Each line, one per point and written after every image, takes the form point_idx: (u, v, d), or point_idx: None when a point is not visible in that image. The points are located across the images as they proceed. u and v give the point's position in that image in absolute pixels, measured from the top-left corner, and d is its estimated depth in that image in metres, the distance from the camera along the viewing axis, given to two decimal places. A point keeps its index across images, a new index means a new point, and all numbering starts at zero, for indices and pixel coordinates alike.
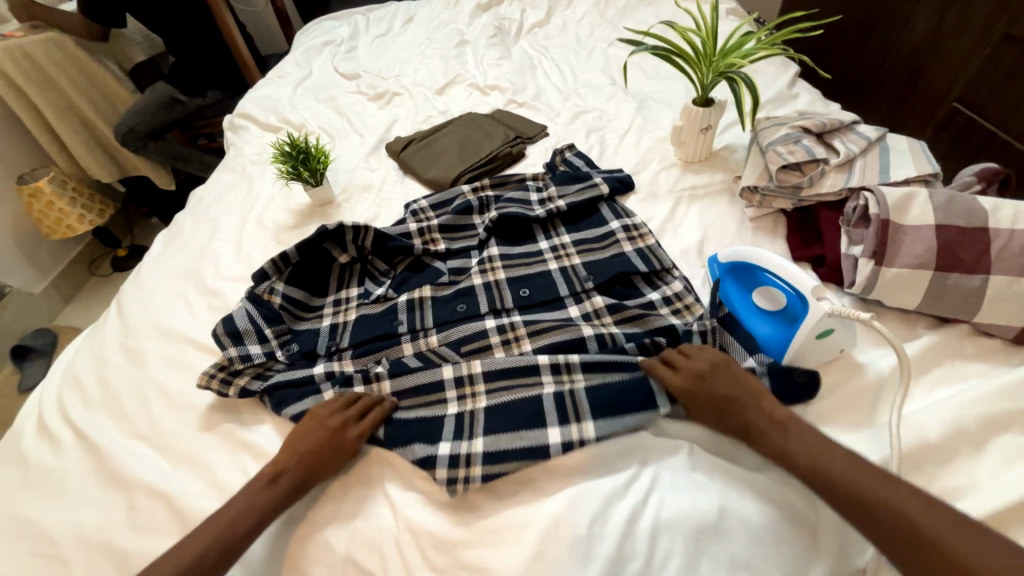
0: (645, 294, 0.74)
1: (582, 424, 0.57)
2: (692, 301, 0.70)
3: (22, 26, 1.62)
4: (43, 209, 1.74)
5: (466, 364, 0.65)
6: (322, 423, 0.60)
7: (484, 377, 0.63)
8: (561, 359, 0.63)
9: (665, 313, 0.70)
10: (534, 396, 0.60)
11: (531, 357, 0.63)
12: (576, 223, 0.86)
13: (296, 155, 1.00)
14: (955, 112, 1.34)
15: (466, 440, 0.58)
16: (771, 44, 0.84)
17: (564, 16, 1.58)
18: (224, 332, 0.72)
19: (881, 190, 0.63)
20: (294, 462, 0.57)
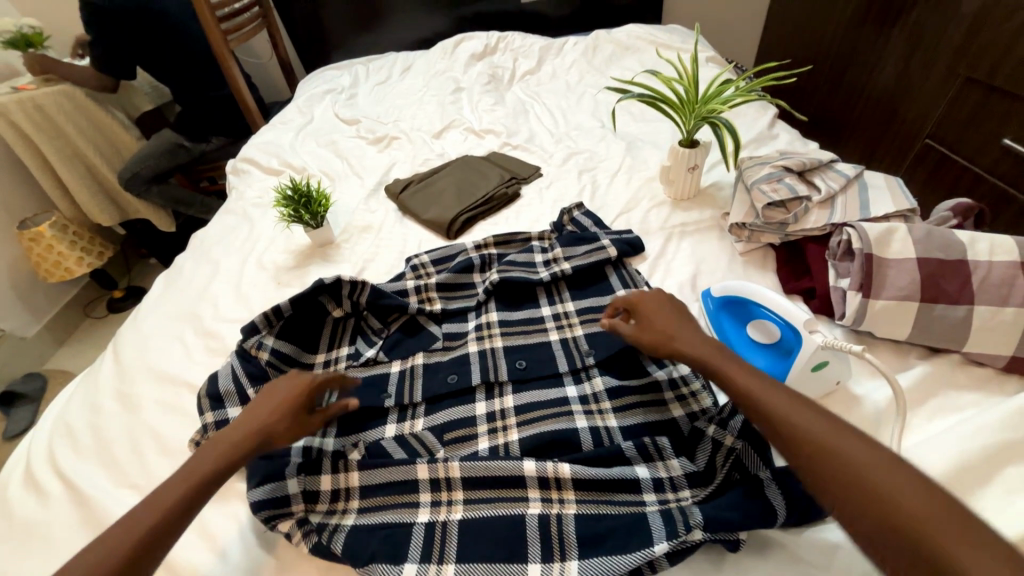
0: (652, 371, 0.69)
1: (567, 562, 0.51)
2: (699, 390, 0.65)
3: (36, 79, 1.69)
4: (41, 252, 1.75)
5: (443, 466, 0.60)
6: (279, 385, 0.63)
7: (463, 483, 0.59)
8: (550, 467, 0.57)
9: (670, 401, 0.64)
10: (517, 517, 0.55)
11: (517, 464, 0.58)
12: (581, 288, 0.84)
13: (298, 199, 1.03)
14: (928, 147, 1.40)
15: (435, 563, 0.53)
16: (748, 92, 0.90)
17: (554, 65, 1.67)
18: (208, 394, 0.71)
19: (862, 225, 0.66)
20: (250, 424, 0.59)
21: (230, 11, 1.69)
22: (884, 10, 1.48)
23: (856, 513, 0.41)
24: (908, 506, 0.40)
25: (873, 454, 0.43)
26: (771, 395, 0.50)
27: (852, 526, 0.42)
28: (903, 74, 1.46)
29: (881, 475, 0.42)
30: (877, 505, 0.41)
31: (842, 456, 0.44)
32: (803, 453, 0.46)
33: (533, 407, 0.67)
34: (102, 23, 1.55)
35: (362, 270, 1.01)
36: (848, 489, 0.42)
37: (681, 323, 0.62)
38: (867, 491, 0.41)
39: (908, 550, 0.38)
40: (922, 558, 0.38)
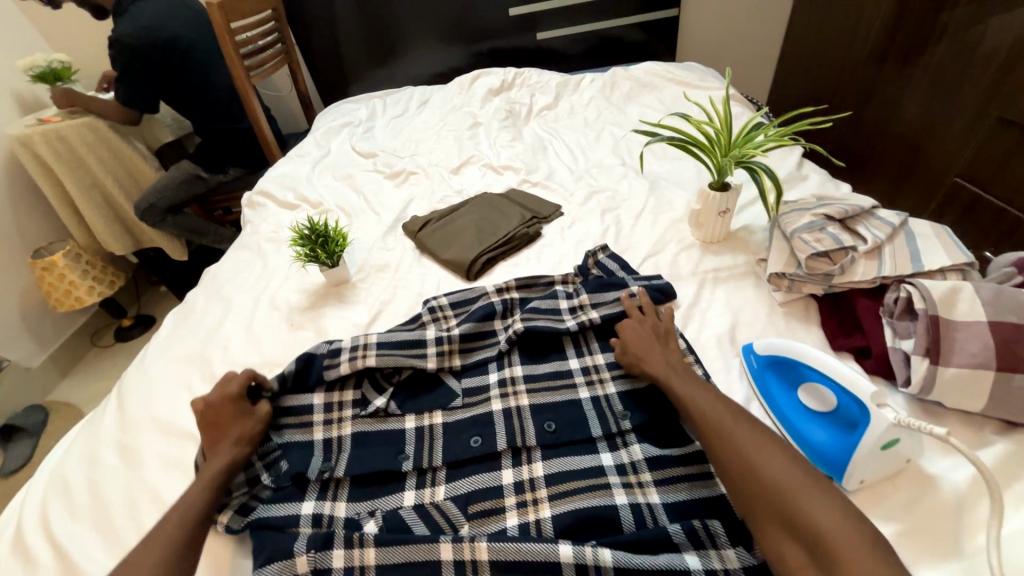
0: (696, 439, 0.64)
1: None
2: None
3: (61, 112, 1.72)
4: (53, 281, 1.74)
5: (469, 545, 0.54)
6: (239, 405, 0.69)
7: (490, 567, 0.53)
8: (588, 551, 0.52)
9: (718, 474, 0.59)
10: None
11: (551, 546, 0.52)
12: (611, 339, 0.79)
13: (314, 238, 1.00)
14: (959, 186, 1.36)
15: None
16: (781, 136, 0.87)
17: (572, 101, 1.67)
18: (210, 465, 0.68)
19: (923, 283, 0.61)
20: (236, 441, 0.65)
21: (253, 48, 1.73)
22: (905, 50, 1.48)
23: (741, 485, 0.51)
24: (783, 481, 0.50)
25: (763, 443, 0.54)
26: (706, 403, 0.59)
27: (735, 495, 0.52)
28: (926, 111, 1.44)
29: (766, 457, 0.52)
30: (758, 481, 0.51)
31: (738, 442, 0.54)
32: (710, 439, 0.56)
33: (565, 477, 0.61)
34: (129, 60, 1.58)
35: (378, 314, 0.97)
36: (734, 468, 0.53)
37: (650, 342, 0.70)
38: (752, 470, 0.51)
39: (776, 514, 0.48)
40: (787, 521, 0.47)
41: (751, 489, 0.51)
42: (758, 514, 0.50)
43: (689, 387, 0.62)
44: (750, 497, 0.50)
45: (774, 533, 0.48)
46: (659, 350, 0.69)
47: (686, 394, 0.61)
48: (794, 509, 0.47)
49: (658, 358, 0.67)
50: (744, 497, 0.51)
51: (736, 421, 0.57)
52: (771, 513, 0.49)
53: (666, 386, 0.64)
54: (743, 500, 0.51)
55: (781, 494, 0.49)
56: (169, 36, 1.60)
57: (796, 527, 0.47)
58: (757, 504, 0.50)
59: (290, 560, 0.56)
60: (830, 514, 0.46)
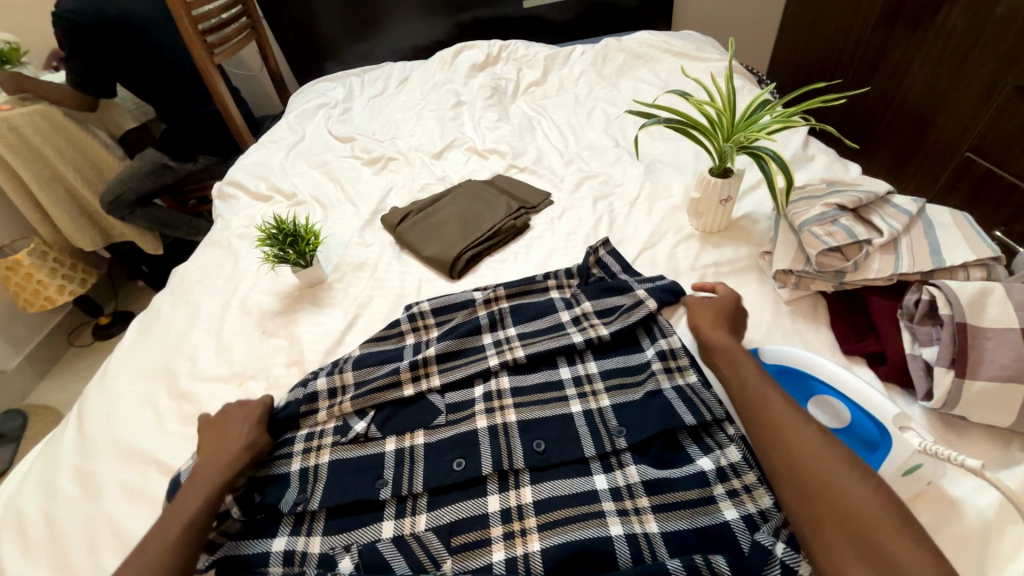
0: (695, 457, 0.59)
1: None
2: (755, 485, 0.55)
3: (10, 97, 1.58)
4: (19, 281, 1.65)
5: None
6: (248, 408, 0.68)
7: None
8: None
9: (722, 497, 0.54)
10: None
11: None
12: (608, 352, 0.72)
13: (283, 238, 0.92)
14: (969, 162, 1.29)
15: None
16: (788, 117, 0.79)
17: (561, 75, 1.57)
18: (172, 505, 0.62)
19: (949, 284, 0.55)
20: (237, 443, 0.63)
21: (215, 23, 1.59)
22: (916, 12, 1.37)
23: (802, 494, 0.46)
24: (852, 494, 0.44)
25: (840, 459, 0.47)
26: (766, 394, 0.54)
27: (791, 505, 0.46)
28: (937, 80, 1.35)
29: (841, 474, 0.46)
30: (830, 496, 0.45)
31: (809, 453, 0.48)
32: (778, 446, 0.50)
33: (555, 504, 0.57)
34: (79, 40, 1.44)
35: (355, 319, 0.90)
36: (803, 476, 0.47)
37: (716, 325, 0.66)
38: (816, 473, 0.46)
39: (846, 529, 0.43)
40: (859, 541, 0.42)
41: (817, 500, 0.45)
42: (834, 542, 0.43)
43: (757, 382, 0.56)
44: (815, 509, 0.45)
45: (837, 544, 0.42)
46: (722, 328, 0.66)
47: (757, 388, 0.55)
48: (870, 532, 0.42)
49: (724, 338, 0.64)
50: (806, 507, 0.45)
51: (809, 429, 0.50)
52: (842, 531, 0.43)
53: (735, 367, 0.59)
54: (805, 511, 0.45)
55: (854, 513, 0.43)
56: (120, 11, 1.46)
57: (866, 549, 0.41)
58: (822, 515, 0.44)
59: None
60: (905, 542, 0.41)
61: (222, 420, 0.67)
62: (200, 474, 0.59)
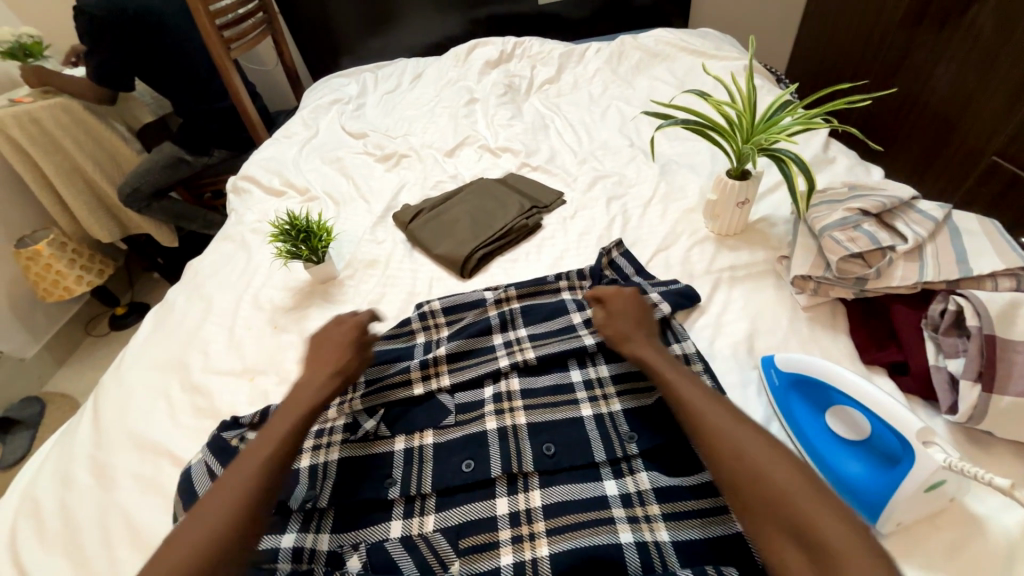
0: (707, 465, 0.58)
1: None
2: None
3: (33, 90, 1.62)
4: (39, 271, 1.69)
5: None
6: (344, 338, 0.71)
7: None
8: None
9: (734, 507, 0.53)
10: None
11: None
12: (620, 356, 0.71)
13: (296, 234, 0.92)
14: (996, 166, 1.25)
15: None
16: (810, 119, 0.77)
17: (575, 73, 1.55)
18: (181, 502, 0.62)
19: (978, 295, 0.54)
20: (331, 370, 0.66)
21: (232, 18, 1.60)
22: (943, 11, 1.33)
23: (738, 485, 0.47)
24: (782, 481, 0.45)
25: (767, 447, 0.48)
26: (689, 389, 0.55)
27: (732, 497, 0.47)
28: (963, 81, 1.31)
29: (768, 462, 0.46)
30: (760, 485, 0.45)
31: (741, 443, 0.49)
32: (709, 440, 0.50)
33: (564, 509, 0.56)
34: (98, 34, 1.46)
35: None
36: (734, 469, 0.47)
37: (637, 333, 0.65)
38: (747, 463, 0.47)
39: (780, 518, 0.43)
40: (792, 526, 0.43)
41: (750, 492, 0.46)
42: (772, 532, 0.43)
43: (681, 384, 0.57)
44: (749, 500, 0.45)
45: (774, 534, 0.43)
46: (644, 336, 0.65)
47: (682, 389, 0.56)
48: (801, 518, 0.42)
49: (645, 347, 0.64)
50: (746, 504, 0.46)
51: (743, 427, 0.50)
52: (776, 520, 0.43)
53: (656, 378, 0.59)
54: (742, 504, 0.46)
55: (784, 502, 0.44)
56: (139, 6, 1.47)
57: (801, 533, 0.42)
58: (757, 506, 0.45)
59: None
60: (837, 522, 0.42)
61: (324, 344, 0.70)
62: (301, 393, 0.63)
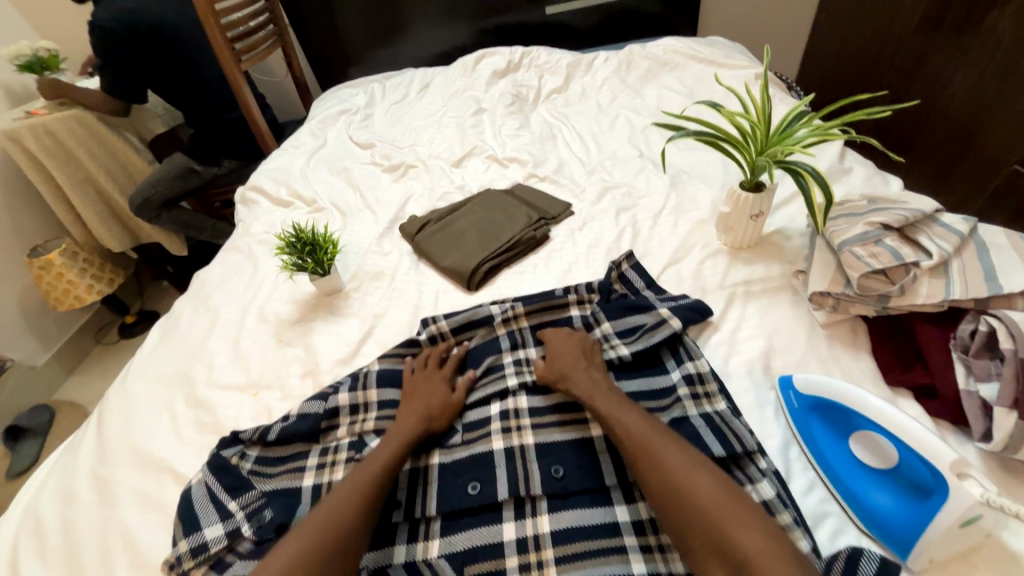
0: None
1: None
2: (790, 526, 0.50)
3: (48, 103, 1.64)
4: (51, 280, 1.70)
5: None
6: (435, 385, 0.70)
7: None
8: None
9: None
10: None
11: None
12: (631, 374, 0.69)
13: (302, 246, 0.91)
14: (1017, 175, 1.21)
15: None
16: (827, 130, 0.75)
17: (583, 82, 1.54)
18: (180, 525, 0.61)
19: (1010, 315, 0.51)
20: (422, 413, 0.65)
21: (243, 30, 1.61)
22: (960, 17, 1.30)
23: (671, 508, 0.49)
24: (709, 502, 0.48)
25: (690, 463, 0.51)
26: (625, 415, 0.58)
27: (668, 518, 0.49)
28: (982, 89, 1.28)
29: (689, 477, 0.50)
30: (682, 498, 0.49)
31: (675, 468, 0.51)
32: (638, 460, 0.53)
33: (574, 536, 0.54)
34: (112, 47, 1.48)
35: (371, 329, 0.89)
36: (659, 486, 0.51)
37: (574, 358, 0.67)
38: (680, 489, 0.49)
39: (707, 539, 0.46)
40: (713, 539, 0.46)
41: (675, 507, 0.49)
42: (703, 552, 0.46)
43: (615, 406, 0.60)
44: (675, 516, 0.49)
45: (704, 554, 0.46)
46: (583, 362, 0.67)
47: (613, 411, 0.59)
48: (721, 527, 0.45)
49: (582, 372, 0.65)
50: (679, 526, 0.48)
51: (680, 454, 0.52)
52: (699, 533, 0.47)
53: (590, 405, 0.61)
54: (671, 519, 0.49)
55: (704, 515, 0.47)
56: (152, 20, 1.49)
57: (721, 543, 0.45)
58: (689, 527, 0.47)
59: None
60: (759, 539, 0.44)
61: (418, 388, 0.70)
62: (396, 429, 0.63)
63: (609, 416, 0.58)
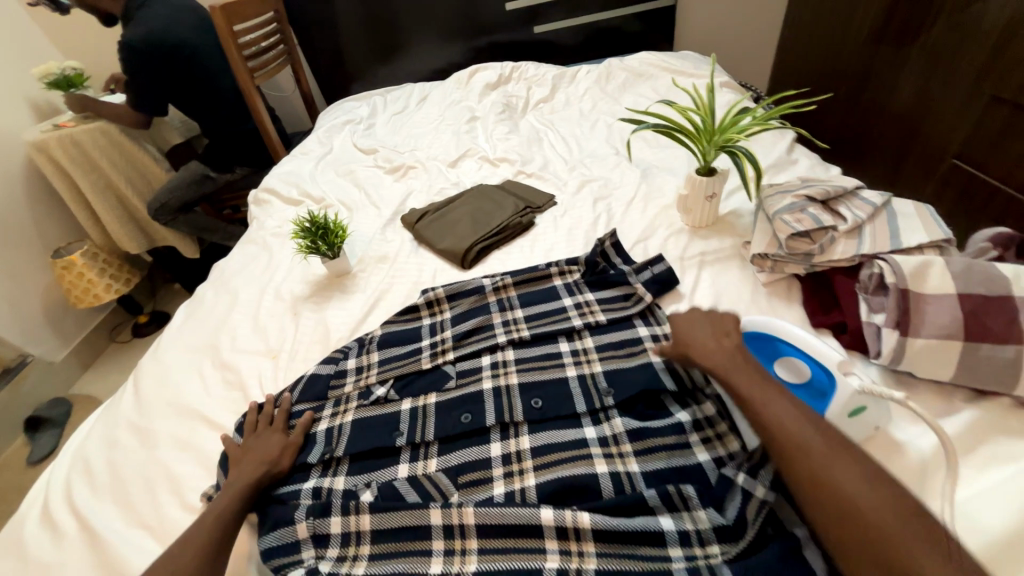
0: (674, 413, 0.67)
1: None
2: (725, 433, 0.62)
3: (76, 115, 1.78)
4: (73, 279, 1.82)
5: (457, 511, 0.58)
6: (268, 441, 0.71)
7: (477, 531, 0.56)
8: (569, 515, 0.55)
9: (696, 445, 0.62)
10: (533, 568, 0.53)
11: (534, 512, 0.55)
12: (604, 331, 0.80)
13: (315, 230, 1.03)
14: (956, 168, 1.35)
15: None
16: (765, 120, 0.88)
17: (567, 93, 1.69)
18: (221, 468, 0.70)
19: (895, 258, 0.63)
20: (258, 460, 0.67)
21: (256, 49, 1.77)
22: (900, 31, 1.46)
23: (817, 504, 0.48)
24: (863, 504, 0.46)
25: (839, 461, 0.49)
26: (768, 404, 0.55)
27: (817, 514, 0.48)
28: (922, 92, 1.43)
29: (845, 478, 0.47)
30: (838, 499, 0.47)
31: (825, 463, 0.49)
32: (784, 451, 0.51)
33: (549, 450, 0.65)
34: (139, 65, 1.63)
35: (376, 303, 1.00)
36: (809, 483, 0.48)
37: (707, 328, 0.68)
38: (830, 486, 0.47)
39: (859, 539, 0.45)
40: (869, 541, 0.44)
41: (826, 506, 0.47)
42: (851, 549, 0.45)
43: (759, 395, 0.56)
44: (823, 513, 0.47)
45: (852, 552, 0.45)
46: (710, 336, 0.67)
47: (760, 399, 0.56)
48: (882, 537, 0.43)
49: (709, 345, 0.65)
50: (829, 523, 0.46)
51: (830, 448, 0.50)
52: (851, 537, 0.45)
53: (726, 383, 0.60)
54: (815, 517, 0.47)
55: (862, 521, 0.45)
56: (175, 39, 1.64)
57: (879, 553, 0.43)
58: (838, 525, 0.46)
59: (292, 526, 0.60)
60: (916, 544, 0.43)
61: (248, 443, 0.71)
62: (238, 473, 0.65)
63: (752, 402, 0.56)
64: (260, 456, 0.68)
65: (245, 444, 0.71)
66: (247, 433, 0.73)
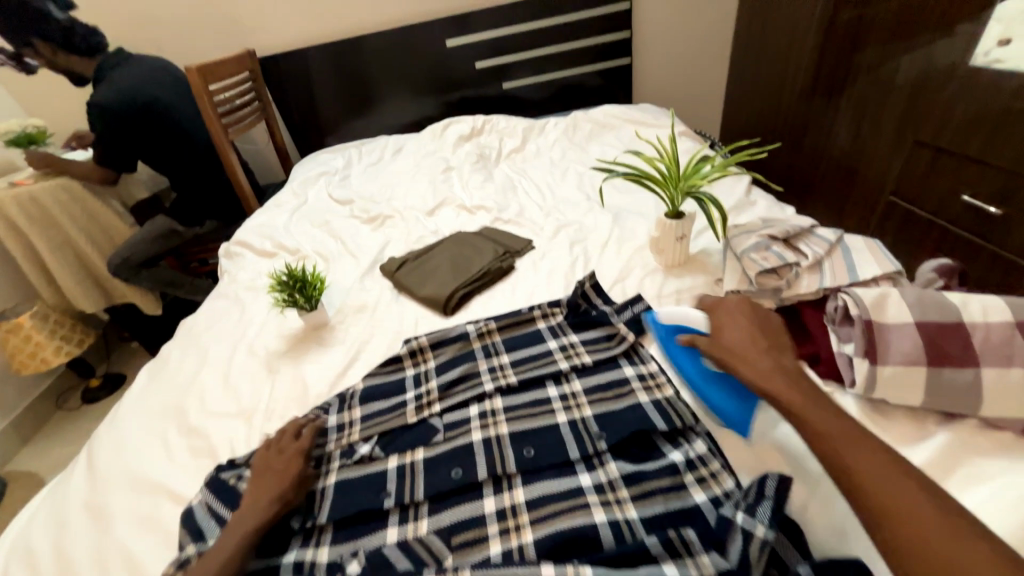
0: (667, 454, 0.67)
1: None
2: (719, 471, 0.62)
3: (36, 172, 1.73)
4: (18, 343, 1.68)
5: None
6: (285, 467, 0.69)
7: None
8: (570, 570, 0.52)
9: (690, 484, 0.62)
10: None
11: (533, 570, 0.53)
12: (591, 373, 0.80)
13: (292, 284, 1.01)
14: (894, 204, 1.48)
15: None
16: (724, 168, 0.95)
17: (538, 143, 1.79)
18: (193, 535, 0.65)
19: (856, 291, 0.68)
20: (271, 491, 0.65)
21: (230, 106, 1.79)
22: (829, 87, 1.65)
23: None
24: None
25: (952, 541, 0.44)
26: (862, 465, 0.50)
27: None
28: (857, 138, 1.58)
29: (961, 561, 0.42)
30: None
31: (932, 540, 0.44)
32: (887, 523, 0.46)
33: (545, 501, 0.63)
34: (109, 122, 1.62)
35: (356, 355, 0.98)
36: (910, 544, 0.44)
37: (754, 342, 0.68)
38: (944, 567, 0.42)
39: None
40: None
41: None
42: None
43: (842, 437, 0.53)
44: None
45: None
46: (761, 352, 0.66)
47: (860, 460, 0.50)
48: None
49: (762, 364, 0.64)
50: None
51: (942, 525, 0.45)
52: None
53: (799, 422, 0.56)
54: None
55: None
56: (148, 97, 1.65)
57: None
58: None
59: None
60: None
61: (265, 467, 0.69)
62: (250, 510, 0.63)
63: (853, 468, 0.50)
64: (276, 483, 0.66)
65: (263, 467, 0.69)
66: (271, 448, 0.71)
